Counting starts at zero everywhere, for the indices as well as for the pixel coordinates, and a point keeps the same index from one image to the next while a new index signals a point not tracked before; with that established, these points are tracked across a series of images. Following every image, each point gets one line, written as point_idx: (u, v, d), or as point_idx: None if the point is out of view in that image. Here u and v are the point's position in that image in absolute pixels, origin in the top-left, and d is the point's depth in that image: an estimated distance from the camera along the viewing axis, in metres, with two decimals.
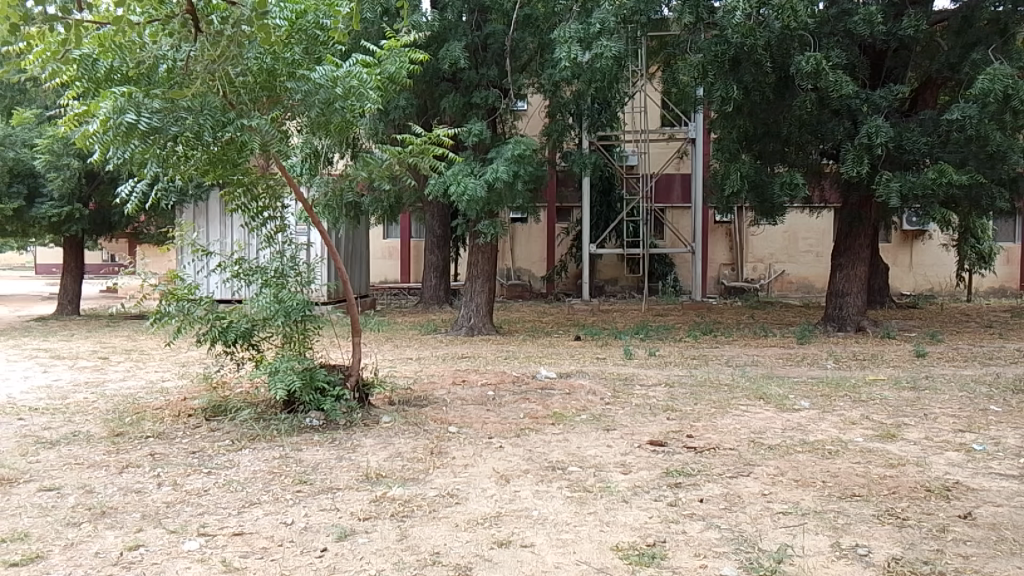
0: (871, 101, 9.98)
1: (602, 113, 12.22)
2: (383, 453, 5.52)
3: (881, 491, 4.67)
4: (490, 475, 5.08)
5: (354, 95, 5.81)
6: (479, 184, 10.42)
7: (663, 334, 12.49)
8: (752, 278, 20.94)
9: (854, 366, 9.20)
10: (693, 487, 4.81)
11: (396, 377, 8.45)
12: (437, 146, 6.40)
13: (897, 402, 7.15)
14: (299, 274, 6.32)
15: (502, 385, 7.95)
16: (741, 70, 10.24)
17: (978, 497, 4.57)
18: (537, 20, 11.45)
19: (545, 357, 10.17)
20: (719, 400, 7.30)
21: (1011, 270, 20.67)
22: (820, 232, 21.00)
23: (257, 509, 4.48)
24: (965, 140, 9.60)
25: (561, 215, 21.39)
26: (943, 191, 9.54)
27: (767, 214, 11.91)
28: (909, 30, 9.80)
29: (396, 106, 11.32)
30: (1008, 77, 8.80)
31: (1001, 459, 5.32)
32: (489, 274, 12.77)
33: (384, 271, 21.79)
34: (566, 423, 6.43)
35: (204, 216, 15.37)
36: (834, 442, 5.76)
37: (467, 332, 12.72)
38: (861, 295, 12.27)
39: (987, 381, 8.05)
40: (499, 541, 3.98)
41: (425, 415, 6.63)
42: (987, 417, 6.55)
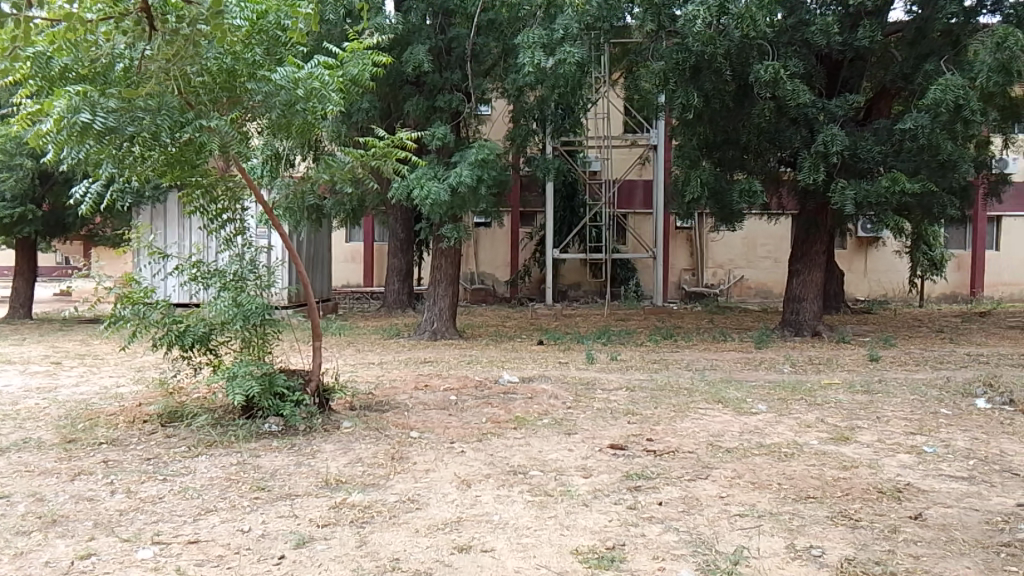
0: (827, 110, 10.16)
1: (565, 118, 12.33)
2: (343, 459, 5.47)
3: (835, 493, 4.77)
4: (451, 480, 5.07)
5: (316, 97, 5.72)
6: (443, 188, 10.36)
7: (624, 338, 12.60)
8: (712, 284, 21.21)
9: (810, 370, 9.39)
10: (652, 490, 4.86)
11: (357, 382, 8.38)
12: (401, 150, 6.34)
13: (850, 406, 7.30)
14: (258, 277, 6.22)
15: (464, 390, 7.94)
16: (701, 77, 10.39)
17: (928, 498, 4.69)
18: (501, 25, 11.54)
19: (508, 361, 10.19)
20: (679, 404, 7.38)
21: (961, 276, 21.23)
22: (778, 238, 21.36)
23: (213, 516, 4.41)
24: (917, 149, 9.85)
25: (524, 219, 21.45)
26: (896, 199, 9.77)
27: (726, 220, 12.07)
28: (865, 40, 10.01)
29: (359, 109, 11.28)
30: (960, 87, 8.97)
31: (951, 461, 5.47)
32: (452, 278, 12.73)
33: (346, 275, 21.62)
34: (528, 427, 6.44)
35: (161, 218, 15.10)
36: (790, 445, 5.86)
37: (429, 337, 12.67)
38: (817, 300, 12.51)
39: (938, 384, 8.27)
40: (460, 546, 3.97)
41: (386, 420, 6.60)
42: (938, 420, 6.72)
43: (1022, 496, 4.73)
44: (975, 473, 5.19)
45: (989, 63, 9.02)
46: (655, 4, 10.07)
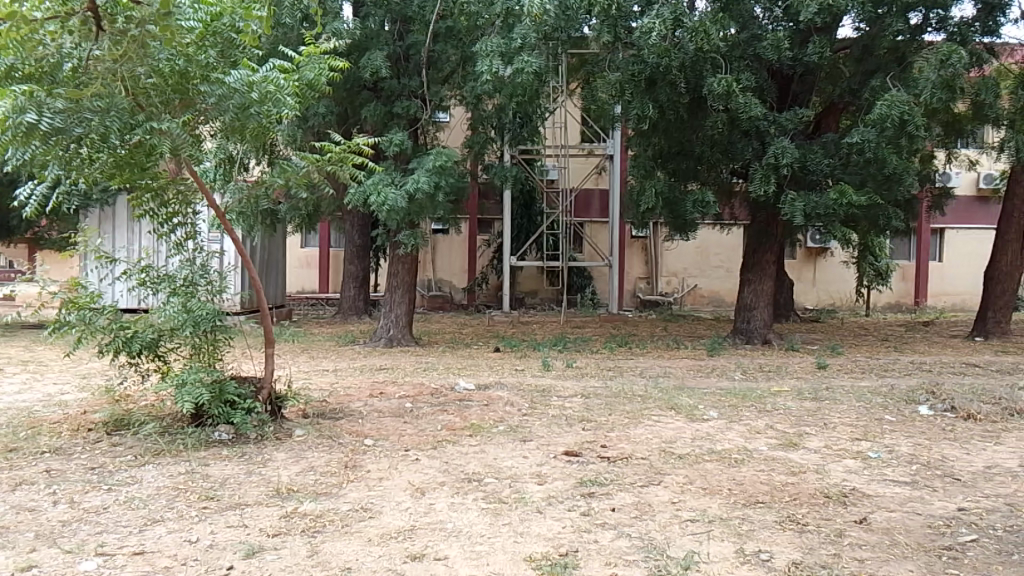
0: (778, 123, 10.38)
1: (523, 127, 12.39)
2: (295, 467, 5.40)
3: (783, 498, 4.87)
4: (405, 488, 5.04)
5: (270, 100, 5.63)
6: (400, 195, 10.32)
7: (580, 346, 12.69)
8: (666, 292, 21.47)
9: (761, 377, 9.57)
10: (606, 496, 4.90)
11: (311, 389, 8.27)
12: (358, 155, 6.27)
13: (798, 412, 7.46)
14: (210, 283, 6.14)
15: (420, 397, 7.89)
16: (656, 89, 10.51)
17: (873, 502, 4.82)
18: (459, 33, 11.47)
19: (465, 368, 10.17)
20: (633, 411, 7.44)
21: (906, 286, 21.85)
22: (730, 248, 21.75)
23: (159, 526, 4.31)
24: (864, 162, 10.11)
25: (482, 227, 21.45)
26: (843, 211, 10.03)
27: (680, 230, 12.26)
28: (814, 56, 10.23)
29: (315, 114, 11.23)
30: (905, 103, 9.24)
31: (894, 466, 5.62)
32: (409, 285, 12.66)
33: (301, 281, 21.35)
34: (483, 434, 6.44)
35: (110, 221, 14.74)
36: (740, 451, 5.96)
37: (385, 344, 12.57)
38: (767, 308, 12.76)
39: (883, 391, 8.49)
40: (413, 555, 3.95)
41: (339, 428, 6.52)
42: (882, 426, 6.91)
43: (962, 500, 4.88)
44: (916, 478, 5.35)
45: (932, 80, 9.35)
46: (611, 15, 10.14)
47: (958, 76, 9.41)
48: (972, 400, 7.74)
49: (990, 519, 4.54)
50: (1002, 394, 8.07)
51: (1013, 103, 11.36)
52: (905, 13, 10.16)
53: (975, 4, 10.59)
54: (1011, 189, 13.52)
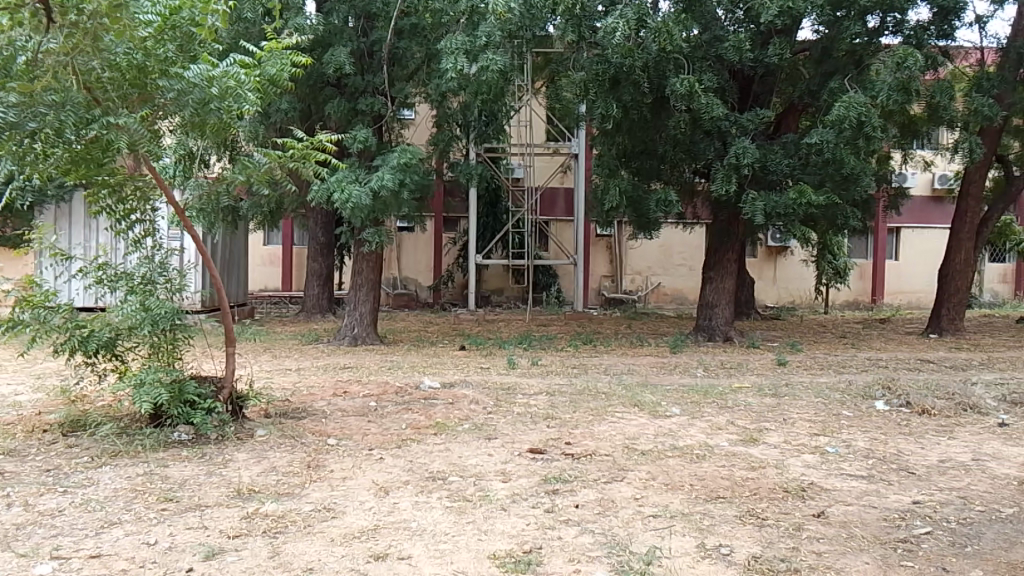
0: (739, 124, 10.51)
1: (488, 125, 12.38)
2: (257, 468, 5.33)
3: (744, 493, 4.94)
4: (369, 487, 5.02)
5: (231, 95, 5.51)
6: (364, 192, 10.24)
7: (545, 343, 12.73)
8: (631, 290, 21.64)
9: (722, 374, 9.70)
10: (569, 493, 4.93)
11: (273, 389, 8.17)
12: (320, 152, 6.21)
13: (759, 408, 7.57)
14: (168, 281, 6.02)
15: (384, 396, 7.85)
16: (620, 89, 10.58)
17: (830, 496, 4.92)
18: (424, 30, 11.41)
19: (430, 366, 10.14)
20: (597, 408, 7.49)
21: (863, 284, 22.29)
22: (693, 246, 21.98)
23: (117, 529, 4.23)
24: (822, 163, 10.28)
25: (447, 224, 21.40)
26: (803, 210, 10.20)
27: (643, 228, 12.36)
28: (774, 58, 10.36)
29: (277, 110, 11.09)
30: (862, 105, 9.41)
31: (851, 461, 5.74)
32: (374, 283, 12.59)
33: (264, 279, 21.07)
34: (448, 433, 6.43)
35: (66, 218, 14.38)
36: (702, 446, 6.04)
37: (350, 342, 12.48)
38: (729, 306, 12.94)
39: (840, 387, 8.66)
40: (376, 555, 3.93)
41: (302, 428, 6.46)
42: (840, 421, 7.04)
43: (916, 493, 5.00)
44: (873, 472, 5.46)
45: (889, 82, 9.55)
46: (576, 15, 10.16)
47: (913, 78, 9.61)
48: (927, 395, 7.92)
49: (944, 511, 4.65)
50: (955, 389, 8.29)
51: (967, 106, 11.66)
52: (863, 16, 10.33)
53: (930, 8, 10.82)
54: (964, 189, 13.83)
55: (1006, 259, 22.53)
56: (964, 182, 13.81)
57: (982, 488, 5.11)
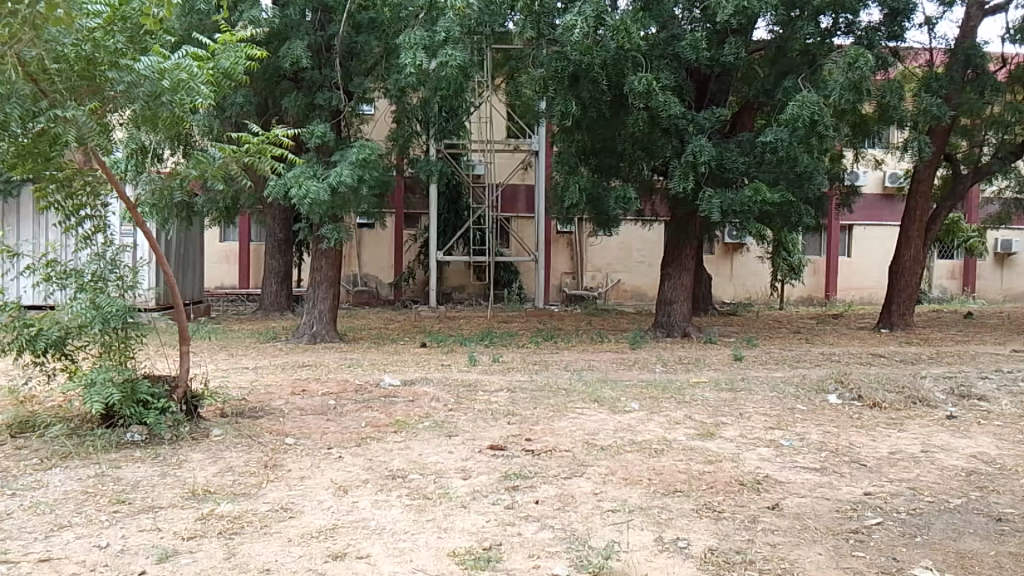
0: (696, 122, 10.63)
1: (448, 121, 12.34)
2: (212, 468, 5.25)
3: (700, 487, 5.01)
4: (328, 486, 4.96)
5: (183, 89, 5.38)
6: (322, 187, 10.11)
7: (506, 340, 12.74)
8: (591, 287, 21.78)
9: (680, 369, 9.81)
10: (530, 489, 4.95)
11: (230, 388, 8.06)
12: (276, 147, 6.13)
13: (716, 402, 7.70)
14: (120, 278, 5.86)
15: (344, 394, 7.78)
16: (579, 86, 10.63)
17: (784, 489, 5.01)
18: (382, 25, 11.31)
19: (390, 364, 10.07)
20: (558, 404, 7.52)
21: (817, 280, 22.76)
22: (653, 244, 22.20)
23: (67, 532, 4.12)
24: (777, 161, 10.43)
25: (408, 221, 21.30)
26: (758, 207, 10.35)
27: (603, 225, 12.46)
28: (730, 57, 10.50)
29: (232, 103, 10.93)
30: (815, 104, 9.55)
31: (805, 454, 5.85)
32: (333, 280, 12.46)
33: (220, 276, 20.72)
34: (408, 430, 6.41)
35: (13, 214, 13.98)
36: (660, 441, 6.11)
37: (309, 340, 12.34)
38: (686, 303, 13.10)
39: (795, 382, 8.83)
40: (334, 554, 3.89)
41: (259, 427, 6.37)
42: (794, 415, 7.18)
43: (868, 485, 5.12)
44: (826, 465, 5.58)
45: (841, 82, 9.74)
46: (535, 11, 10.17)
47: (864, 78, 9.79)
48: (878, 389, 8.11)
49: (894, 502, 4.78)
50: (905, 383, 8.51)
51: (916, 106, 11.95)
52: (816, 16, 10.56)
53: (881, 10, 11.09)
54: (914, 188, 14.19)
55: (955, 256, 23.15)
56: (914, 181, 14.15)
57: (930, 479, 5.25)
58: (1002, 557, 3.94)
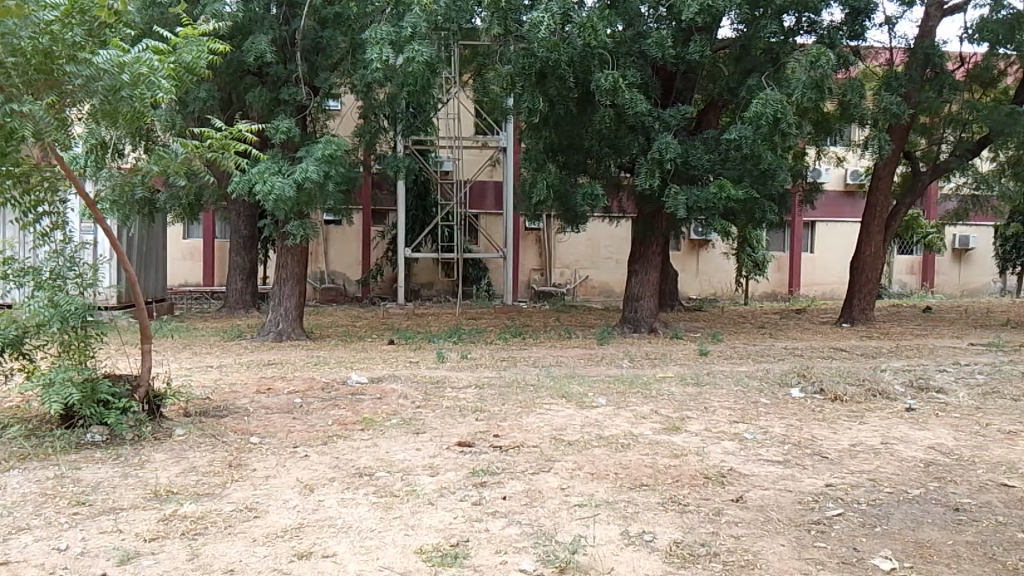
0: (662, 119, 10.72)
1: (416, 117, 12.29)
2: (175, 468, 5.18)
3: (666, 480, 5.06)
4: (293, 485, 4.92)
5: (144, 83, 5.26)
6: (287, 183, 10.01)
7: (474, 337, 12.76)
8: (559, 283, 21.86)
9: (647, 365, 9.91)
10: (497, 485, 4.95)
11: (194, 386, 7.96)
12: (240, 143, 5.99)
13: (681, 397, 7.78)
14: (79, 276, 5.73)
15: (310, 392, 7.72)
16: (547, 83, 10.64)
17: (748, 481, 5.08)
18: (348, 20, 11.24)
19: (358, 361, 10.02)
20: (525, 401, 7.54)
21: (780, 276, 23.09)
22: (620, 240, 22.35)
23: (25, 535, 4.04)
24: (742, 159, 10.57)
25: (375, 217, 21.17)
26: (722, 204, 10.47)
27: (571, 222, 12.53)
28: (695, 55, 10.58)
29: (195, 98, 10.76)
30: (778, 102, 9.69)
31: (768, 447, 5.94)
32: (299, 277, 12.35)
33: (184, 274, 20.40)
34: (375, 428, 6.38)
35: None
36: (626, 436, 6.15)
37: (275, 338, 12.21)
38: (653, 298, 13.21)
39: (758, 375, 8.97)
40: (300, 554, 3.86)
41: (223, 427, 6.29)
42: (758, 408, 7.29)
43: (829, 477, 5.21)
44: (789, 457, 5.67)
45: (803, 80, 9.87)
46: (502, 8, 10.16)
47: (826, 76, 9.95)
48: (839, 381, 8.28)
49: (855, 493, 4.87)
50: (864, 376, 8.69)
51: (877, 104, 12.16)
52: (779, 15, 10.68)
53: (843, 9, 11.25)
54: (875, 184, 14.46)
55: (914, 251, 23.65)
56: (875, 178, 14.39)
57: (889, 470, 5.37)
58: (958, 546, 4.04)
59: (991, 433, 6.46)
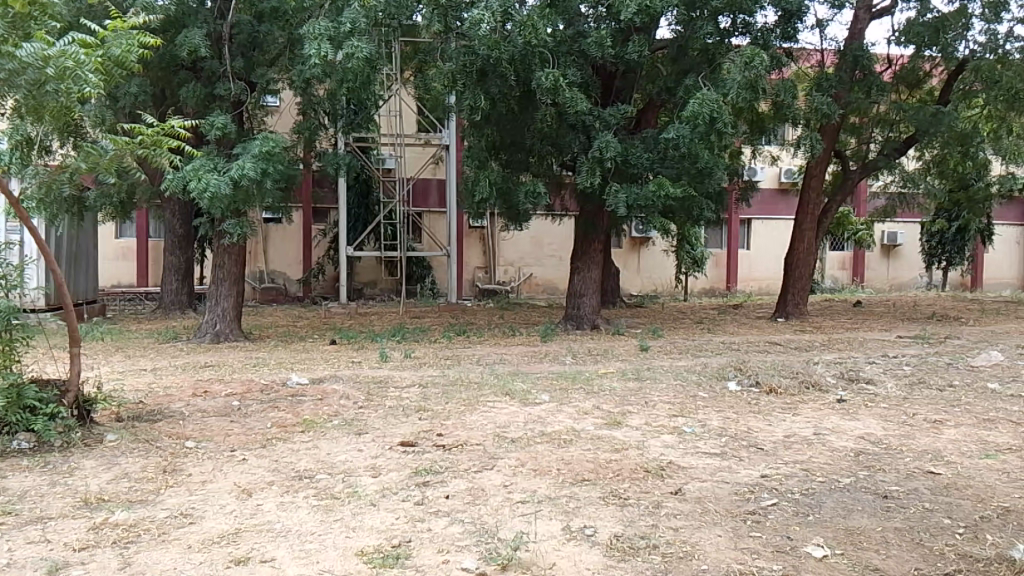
0: (602, 118, 10.83)
1: (357, 114, 12.16)
2: (106, 475, 5.02)
3: (607, 474, 5.13)
4: (230, 490, 4.82)
5: (69, 78, 5.09)
6: (223, 181, 9.79)
7: (418, 335, 12.68)
8: (503, 281, 21.90)
9: (589, 361, 10.00)
10: (440, 484, 4.94)
11: (125, 390, 7.71)
12: (173, 139, 5.79)
13: (622, 392, 7.89)
14: (3, 278, 5.49)
15: (247, 395, 7.56)
16: (488, 81, 10.66)
17: (686, 474, 5.19)
18: (285, 15, 11.09)
19: (299, 362, 9.87)
20: (469, 399, 7.52)
21: (718, 272, 23.59)
22: (563, 238, 22.49)
23: None
24: (680, 157, 10.74)
25: (316, 216, 20.88)
26: (662, 203, 10.64)
27: (513, 220, 12.59)
28: (634, 55, 10.72)
29: (126, 93, 10.45)
30: (714, 102, 9.86)
31: (706, 439, 6.07)
32: (236, 278, 12.09)
33: (117, 274, 19.75)
34: (316, 430, 6.28)
35: None
36: (569, 432, 6.21)
37: (212, 339, 11.93)
38: (596, 295, 13.33)
39: (697, 370, 9.15)
40: (237, 559, 3.79)
41: (157, 431, 6.12)
42: (697, 402, 7.45)
43: (764, 468, 5.35)
44: (725, 449, 5.80)
45: (738, 80, 10.07)
46: (442, 5, 10.11)
47: (760, 77, 10.20)
48: (774, 375, 8.50)
49: (788, 483, 5.01)
50: (798, 369, 8.93)
51: (808, 104, 12.52)
52: (715, 16, 10.89)
53: (776, 11, 11.54)
54: (807, 183, 14.87)
55: (845, 248, 24.41)
56: (807, 176, 14.81)
57: (822, 460, 5.54)
58: (888, 533, 4.20)
59: (917, 422, 6.72)
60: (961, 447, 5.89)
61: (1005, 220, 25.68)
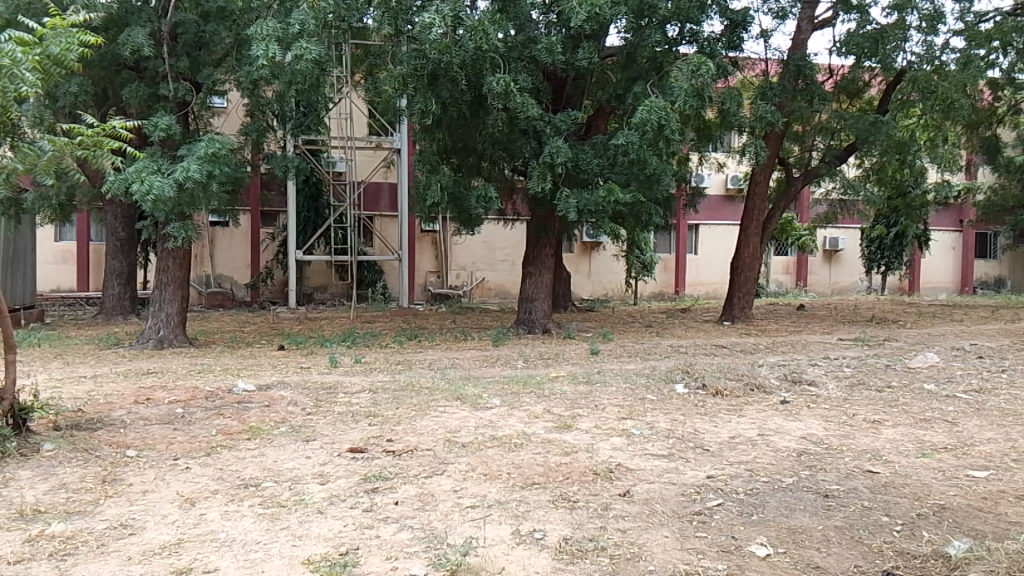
0: (553, 124, 10.89)
1: (307, 116, 12.02)
2: (42, 486, 4.86)
3: (556, 478, 5.16)
4: (173, 499, 4.72)
5: (4, 75, 4.92)
6: (167, 183, 9.56)
7: (368, 340, 12.58)
8: (456, 285, 21.86)
9: (540, 365, 10.05)
10: (389, 490, 4.91)
11: (63, 398, 7.48)
12: (115, 139, 5.63)
13: (573, 395, 7.95)
14: None
15: (192, 402, 7.41)
16: (439, 85, 10.68)
17: (634, 476, 5.26)
18: (232, 15, 10.91)
19: (245, 368, 9.70)
20: (419, 404, 7.50)
21: (667, 276, 23.95)
22: (514, 242, 22.55)
23: None
24: (629, 163, 10.84)
25: (265, 219, 20.58)
26: (611, 208, 10.75)
27: (464, 223, 12.60)
28: (584, 60, 10.81)
29: (65, 92, 10.17)
30: (661, 109, 9.98)
31: (653, 441, 6.15)
32: (181, 282, 11.84)
33: (56, 278, 19.15)
34: (262, 437, 6.18)
35: None
36: (519, 435, 6.23)
37: (155, 345, 11.63)
38: (547, 299, 13.41)
39: (646, 373, 9.28)
40: (179, 570, 3.71)
41: (97, 440, 5.95)
42: (645, 404, 7.56)
43: (710, 468, 5.45)
44: (673, 451, 5.90)
45: (685, 88, 10.24)
46: (392, 8, 10.05)
47: (706, 85, 10.37)
48: (719, 377, 8.67)
49: (733, 484, 5.11)
50: (743, 371, 9.11)
51: (753, 112, 12.80)
52: (663, 25, 11.05)
53: (722, 21, 11.80)
54: (753, 189, 15.17)
55: (789, 252, 25.01)
56: (752, 183, 15.10)
57: (765, 460, 5.67)
58: (828, 530, 4.32)
59: (857, 422, 6.92)
60: (899, 447, 6.08)
61: (941, 226, 26.59)
